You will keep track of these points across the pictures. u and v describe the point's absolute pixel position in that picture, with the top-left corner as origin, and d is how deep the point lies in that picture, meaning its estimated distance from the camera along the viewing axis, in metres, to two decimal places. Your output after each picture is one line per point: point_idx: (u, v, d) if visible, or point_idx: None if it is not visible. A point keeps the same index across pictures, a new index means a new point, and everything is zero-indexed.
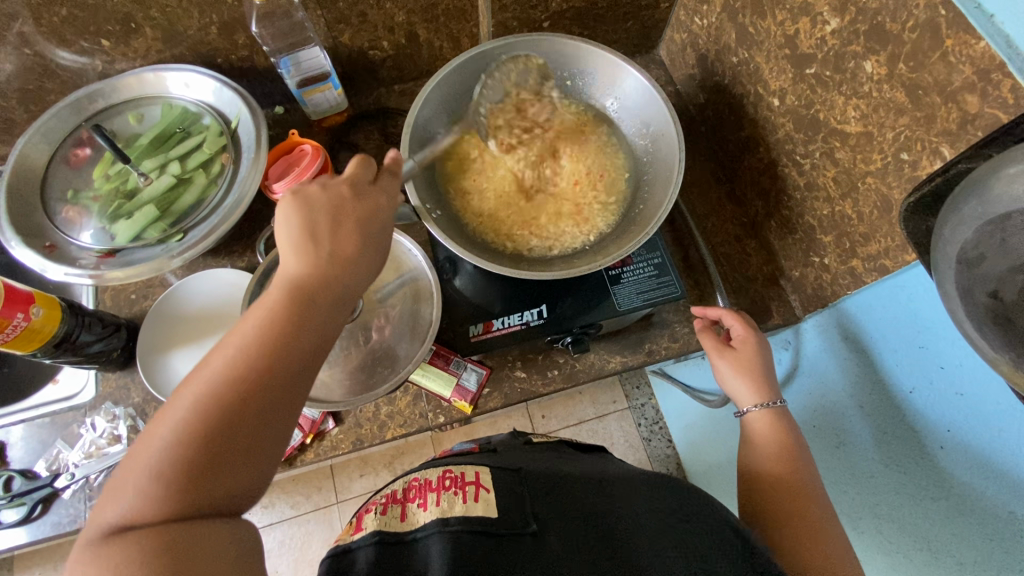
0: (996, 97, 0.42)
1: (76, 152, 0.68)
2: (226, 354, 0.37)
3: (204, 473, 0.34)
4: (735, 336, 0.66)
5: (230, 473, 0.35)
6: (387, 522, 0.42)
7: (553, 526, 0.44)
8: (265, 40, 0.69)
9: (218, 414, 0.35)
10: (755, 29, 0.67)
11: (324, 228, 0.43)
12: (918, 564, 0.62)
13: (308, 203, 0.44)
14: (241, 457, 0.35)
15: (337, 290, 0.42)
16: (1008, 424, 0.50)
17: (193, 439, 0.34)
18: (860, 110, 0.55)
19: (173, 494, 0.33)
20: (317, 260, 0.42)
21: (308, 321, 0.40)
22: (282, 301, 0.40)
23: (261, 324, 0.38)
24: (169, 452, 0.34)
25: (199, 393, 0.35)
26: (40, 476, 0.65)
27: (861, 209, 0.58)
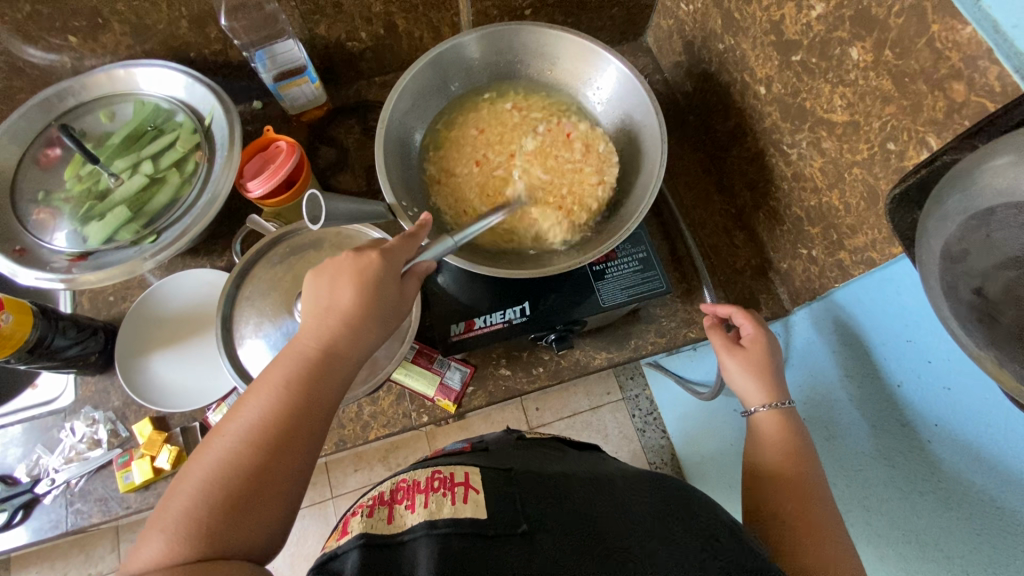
0: (983, 85, 0.40)
1: (46, 153, 0.66)
2: (251, 415, 0.40)
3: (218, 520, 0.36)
4: (745, 335, 0.65)
5: (243, 519, 0.37)
6: (374, 524, 0.41)
7: (545, 527, 0.43)
8: (237, 34, 0.67)
9: (239, 471, 0.38)
10: (740, 15, 0.65)
11: (325, 284, 0.45)
12: (905, 555, 0.61)
13: (318, 271, 0.46)
14: (255, 511, 0.37)
15: (346, 350, 0.44)
16: (997, 419, 0.49)
17: (212, 488, 0.37)
18: (846, 98, 0.53)
19: (191, 539, 0.35)
20: (323, 322, 0.43)
21: (319, 381, 0.42)
22: (298, 361, 0.42)
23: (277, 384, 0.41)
24: (190, 507, 0.36)
25: (221, 450, 0.38)
26: (20, 482, 0.65)
27: (848, 200, 0.57)
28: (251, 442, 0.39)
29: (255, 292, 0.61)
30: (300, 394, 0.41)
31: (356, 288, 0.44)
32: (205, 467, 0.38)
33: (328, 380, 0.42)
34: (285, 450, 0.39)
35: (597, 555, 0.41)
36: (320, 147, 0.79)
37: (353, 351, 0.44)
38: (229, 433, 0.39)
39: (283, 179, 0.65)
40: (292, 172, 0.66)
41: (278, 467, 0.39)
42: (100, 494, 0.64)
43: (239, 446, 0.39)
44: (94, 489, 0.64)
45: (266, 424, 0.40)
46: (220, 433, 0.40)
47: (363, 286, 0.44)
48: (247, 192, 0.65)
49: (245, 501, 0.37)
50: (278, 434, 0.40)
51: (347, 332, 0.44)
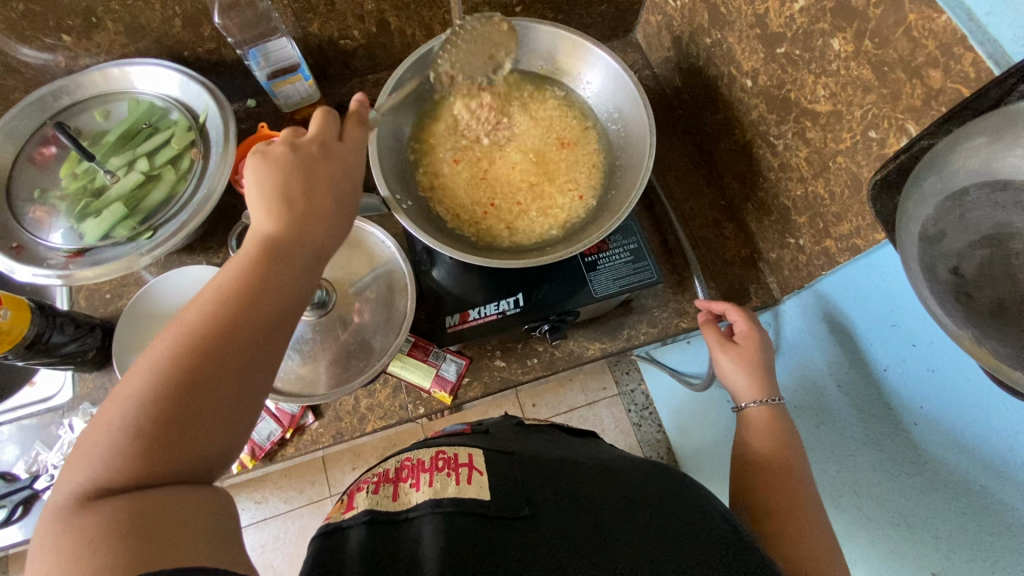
0: (959, 72, 0.41)
1: (41, 151, 0.67)
2: (205, 308, 0.37)
3: (174, 422, 0.33)
4: (739, 332, 0.66)
5: (203, 420, 0.34)
6: (379, 501, 0.42)
7: (546, 510, 0.44)
8: (231, 32, 0.68)
9: (194, 366, 0.35)
10: (726, 10, 0.67)
11: (287, 182, 0.42)
12: (895, 538, 0.62)
13: (273, 164, 0.43)
14: (213, 419, 0.35)
15: (310, 244, 0.42)
16: (980, 401, 0.51)
17: (163, 389, 0.34)
18: (829, 89, 0.55)
19: (147, 447, 0.32)
20: (287, 219, 0.41)
21: (282, 274, 0.39)
22: (248, 263, 0.39)
23: (235, 277, 0.38)
24: (142, 410, 0.33)
25: (167, 354, 0.35)
26: (20, 478, 0.66)
27: (833, 189, 0.58)
28: (202, 345, 0.35)
29: None
30: (255, 296, 0.38)
31: (322, 186, 0.43)
32: (150, 373, 0.34)
33: (287, 281, 0.39)
34: (241, 352, 0.36)
35: (601, 539, 0.42)
36: None
37: (311, 251, 0.42)
38: (173, 336, 0.36)
39: None
40: None
41: (234, 371, 0.36)
42: None
43: (189, 349, 0.35)
44: None
45: (217, 325, 0.36)
46: (164, 336, 0.36)
47: (326, 190, 0.43)
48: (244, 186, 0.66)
49: (201, 402, 0.34)
50: (232, 337, 0.36)
51: (311, 227, 0.42)
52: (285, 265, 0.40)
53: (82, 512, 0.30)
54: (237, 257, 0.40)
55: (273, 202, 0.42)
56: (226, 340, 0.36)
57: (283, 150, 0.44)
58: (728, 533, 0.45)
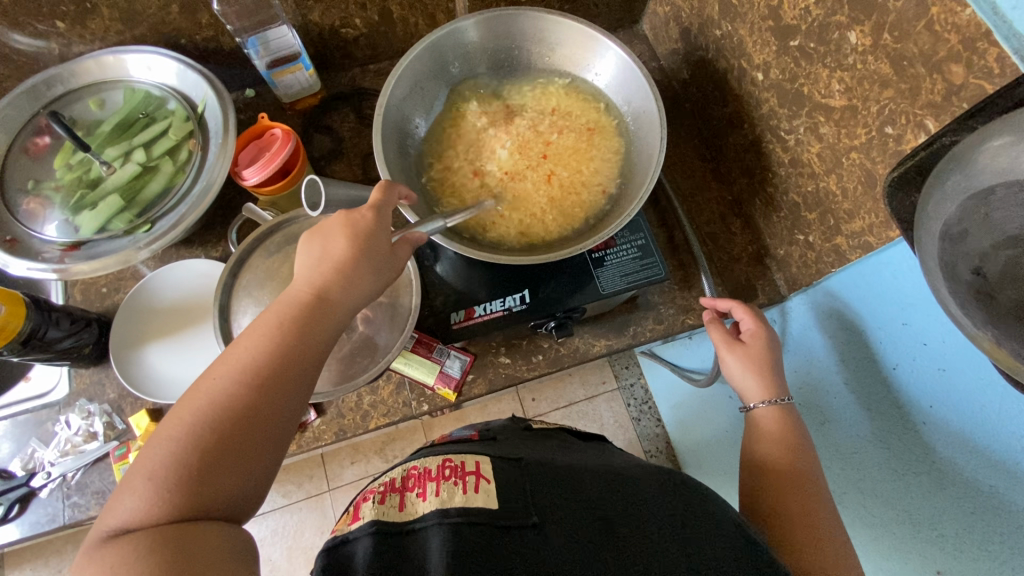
0: (982, 67, 0.41)
1: (35, 141, 0.65)
2: (239, 359, 0.39)
3: (204, 470, 0.36)
4: (746, 330, 0.65)
5: (231, 467, 0.36)
6: (386, 512, 0.41)
7: (555, 518, 0.43)
8: (229, 19, 0.66)
9: (227, 416, 0.37)
10: (738, 1, 0.65)
11: (318, 240, 0.45)
12: (900, 536, 0.62)
13: (313, 234, 0.46)
14: (243, 463, 0.37)
15: (341, 294, 0.44)
16: (991, 400, 0.50)
17: (196, 436, 0.36)
18: (844, 83, 0.54)
19: (176, 491, 0.34)
20: (316, 272, 0.44)
21: (309, 328, 0.42)
22: (285, 314, 0.42)
23: (267, 330, 0.41)
24: (174, 456, 0.35)
25: (206, 399, 0.38)
26: (15, 476, 0.64)
27: (845, 185, 0.57)
28: (239, 390, 0.38)
29: (252, 281, 0.61)
30: (288, 346, 0.41)
31: (350, 238, 0.45)
32: (188, 418, 0.37)
33: (316, 332, 0.42)
34: (272, 401, 0.39)
35: (612, 551, 0.41)
36: (315, 136, 0.78)
37: (347, 303, 0.44)
38: (212, 383, 0.38)
39: (279, 168, 0.64)
40: (288, 160, 0.65)
41: (264, 420, 0.38)
42: (97, 487, 0.63)
43: (227, 394, 0.38)
44: (91, 482, 0.64)
45: (253, 373, 0.39)
46: (204, 382, 0.39)
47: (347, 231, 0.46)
48: (243, 179, 0.64)
49: (230, 451, 0.37)
50: (265, 385, 0.39)
51: (341, 277, 0.44)
52: (313, 318, 0.42)
53: (116, 548, 0.32)
54: (270, 309, 0.42)
55: (310, 254, 0.45)
56: (259, 387, 0.39)
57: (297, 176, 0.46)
58: (743, 541, 0.44)
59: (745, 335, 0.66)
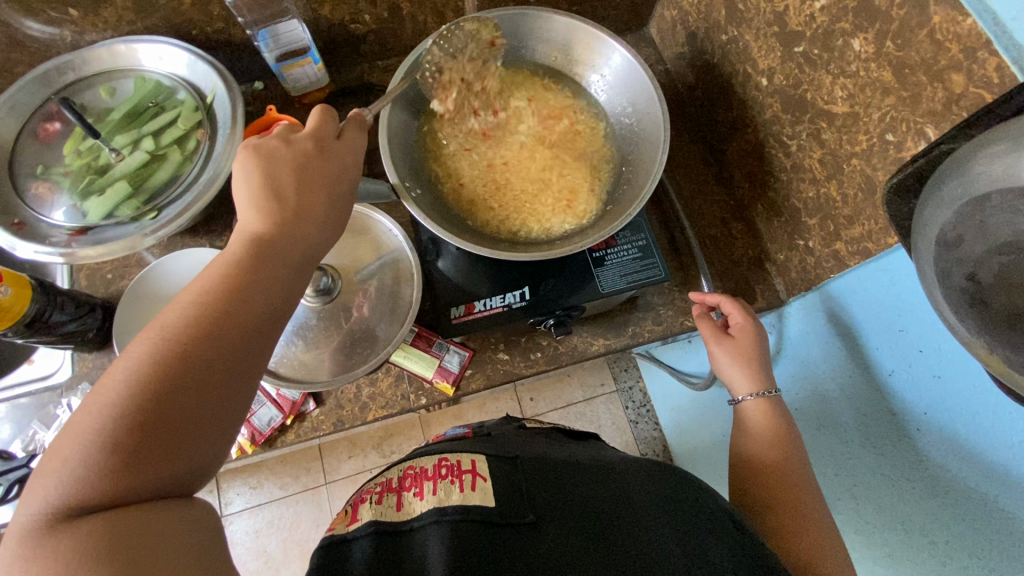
0: (981, 77, 0.41)
1: (45, 127, 0.66)
2: (184, 314, 0.36)
3: (151, 436, 0.32)
4: (734, 324, 0.65)
5: (184, 432, 0.33)
6: (383, 512, 0.41)
7: (552, 513, 0.43)
8: (240, 11, 0.66)
9: (174, 375, 0.34)
10: (744, 6, 0.66)
11: (281, 176, 0.43)
12: (892, 542, 0.62)
13: (272, 166, 0.43)
14: (195, 427, 0.34)
15: (301, 248, 0.42)
16: (981, 406, 0.50)
17: (138, 400, 0.33)
18: (847, 90, 0.54)
19: (121, 463, 0.31)
20: (275, 220, 0.41)
21: (267, 282, 0.39)
22: (227, 267, 0.38)
23: (218, 284, 0.37)
24: (113, 424, 0.32)
25: (144, 359, 0.34)
26: (16, 457, 0.65)
27: (846, 191, 0.58)
28: (180, 349, 0.35)
29: None
30: (237, 298, 0.38)
31: (319, 188, 0.44)
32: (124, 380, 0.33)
33: (274, 288, 0.40)
34: (221, 358, 0.36)
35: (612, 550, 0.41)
36: None
37: (297, 253, 0.42)
38: (148, 341, 0.35)
39: None
40: None
41: (218, 379, 0.35)
42: None
43: (168, 352, 0.34)
44: None
45: (200, 329, 0.36)
46: (137, 341, 0.35)
47: (299, 174, 0.43)
48: None
49: (180, 414, 0.33)
50: (212, 341, 0.36)
51: (302, 230, 0.42)
52: (271, 272, 0.40)
53: (53, 533, 0.29)
54: (219, 260, 0.39)
55: (255, 198, 0.42)
56: (206, 345, 0.35)
57: (275, 139, 0.44)
58: (739, 540, 0.44)
59: (734, 329, 0.66)
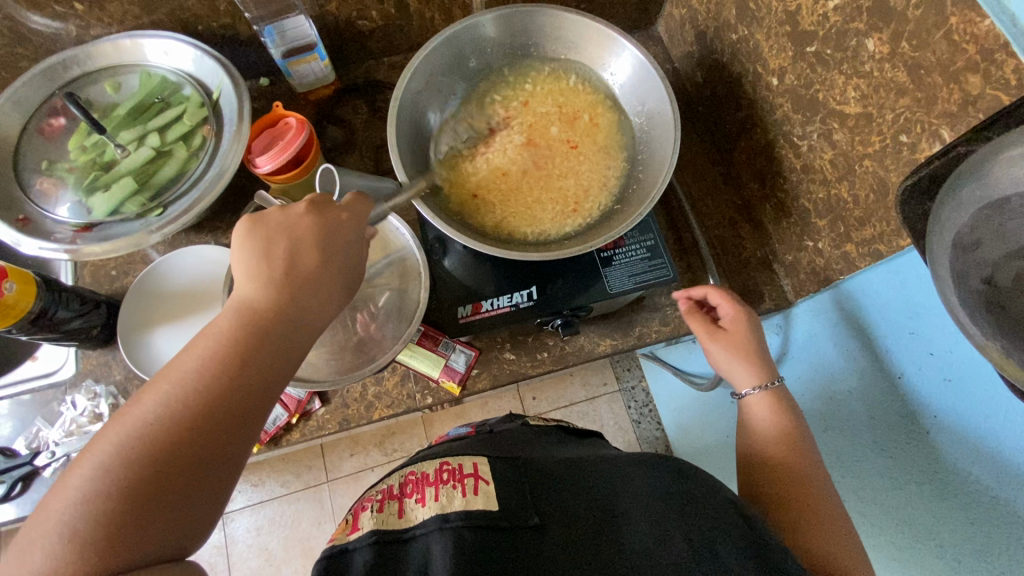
0: (999, 78, 0.41)
1: (50, 122, 0.65)
2: (170, 389, 0.36)
3: (126, 516, 0.33)
4: (724, 317, 0.64)
5: (159, 512, 0.33)
6: (385, 520, 0.41)
7: (556, 517, 0.43)
8: (247, 7, 0.65)
9: (156, 452, 0.34)
10: (755, 5, 0.65)
11: (279, 245, 0.42)
12: (899, 545, 0.62)
13: (269, 230, 0.43)
14: (174, 506, 0.34)
15: (299, 312, 0.41)
16: (993, 409, 0.50)
17: (116, 479, 0.33)
18: (860, 90, 0.54)
19: (94, 545, 0.31)
20: (269, 285, 0.41)
21: (258, 351, 0.39)
22: (219, 336, 0.39)
23: (207, 355, 0.38)
24: (90, 504, 0.32)
25: (127, 436, 0.34)
26: (20, 454, 0.64)
27: (858, 192, 0.57)
28: (164, 424, 0.35)
29: None
30: (224, 370, 0.37)
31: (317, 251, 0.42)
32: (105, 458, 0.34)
33: (266, 356, 0.39)
34: (205, 432, 0.36)
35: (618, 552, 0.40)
36: (328, 127, 0.78)
37: (291, 318, 0.41)
38: (136, 414, 0.35)
39: (291, 157, 0.64)
40: (301, 150, 0.65)
41: (200, 455, 0.35)
42: None
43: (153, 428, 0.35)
44: None
45: (183, 407, 0.36)
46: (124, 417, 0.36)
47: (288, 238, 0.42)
48: (255, 167, 0.64)
49: (157, 494, 0.34)
50: (195, 416, 0.36)
51: (299, 294, 0.41)
52: (263, 340, 0.39)
53: None
54: (214, 329, 0.39)
55: (246, 266, 0.42)
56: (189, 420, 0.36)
57: None
58: (745, 527, 0.43)
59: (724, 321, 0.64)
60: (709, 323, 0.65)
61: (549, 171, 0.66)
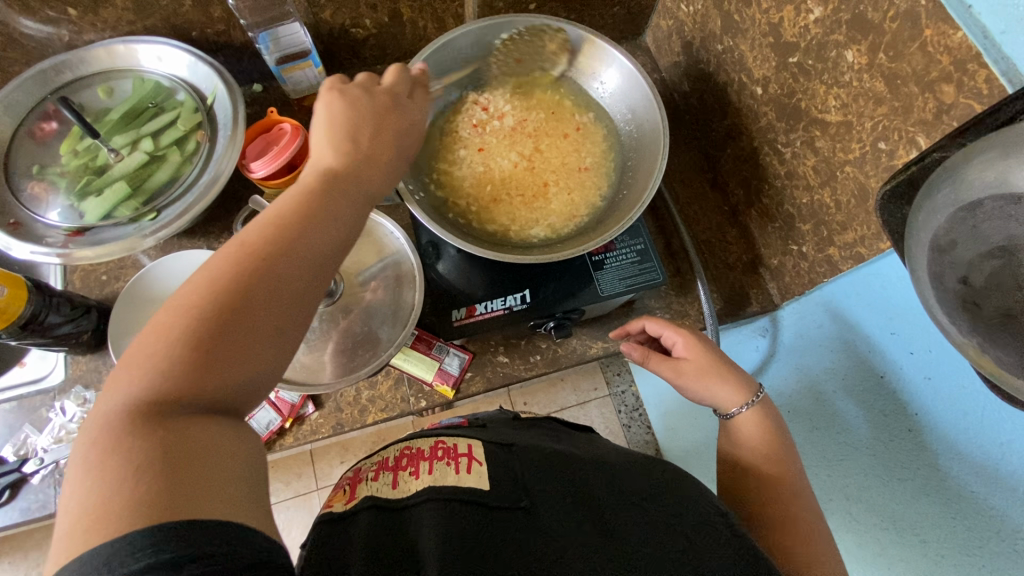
0: (971, 88, 0.43)
1: (42, 126, 0.65)
2: (263, 228, 0.37)
3: (221, 340, 0.34)
4: (678, 346, 0.62)
5: (248, 342, 0.34)
6: (379, 489, 0.42)
7: (544, 500, 0.44)
8: (243, 14, 0.67)
9: (249, 283, 0.35)
10: (739, 17, 0.68)
11: (356, 123, 0.44)
12: (882, 541, 0.63)
13: (346, 101, 0.45)
14: (258, 340, 0.35)
15: (372, 185, 0.43)
16: (970, 406, 0.52)
17: (216, 301, 0.34)
18: (841, 99, 0.56)
19: (193, 364, 0.33)
20: (351, 157, 0.43)
21: (337, 209, 0.40)
22: (306, 192, 0.40)
23: (296, 202, 0.39)
24: (193, 321, 0.33)
25: (230, 264, 0.35)
26: (7, 461, 0.63)
27: (839, 198, 0.59)
28: (258, 258, 0.36)
29: None
30: (304, 234, 0.38)
31: (389, 140, 0.46)
32: (208, 280, 0.35)
33: (344, 212, 0.41)
34: (286, 290, 0.36)
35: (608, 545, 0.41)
36: None
37: (364, 192, 0.43)
38: (232, 250, 0.36)
39: (287, 162, 0.64)
40: (296, 154, 0.65)
41: (287, 294, 0.36)
42: None
43: (247, 263, 0.36)
44: None
45: (273, 244, 0.37)
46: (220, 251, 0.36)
47: (388, 142, 0.46)
48: (249, 172, 0.64)
49: (249, 324, 0.35)
50: (287, 256, 0.37)
51: (374, 172, 0.44)
52: (342, 197, 0.41)
53: (134, 419, 0.31)
54: (297, 185, 0.41)
55: (336, 132, 0.44)
56: (269, 274, 0.36)
57: (362, 94, 0.46)
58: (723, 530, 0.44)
59: (679, 349, 0.62)
60: (669, 363, 0.61)
61: (553, 170, 0.68)
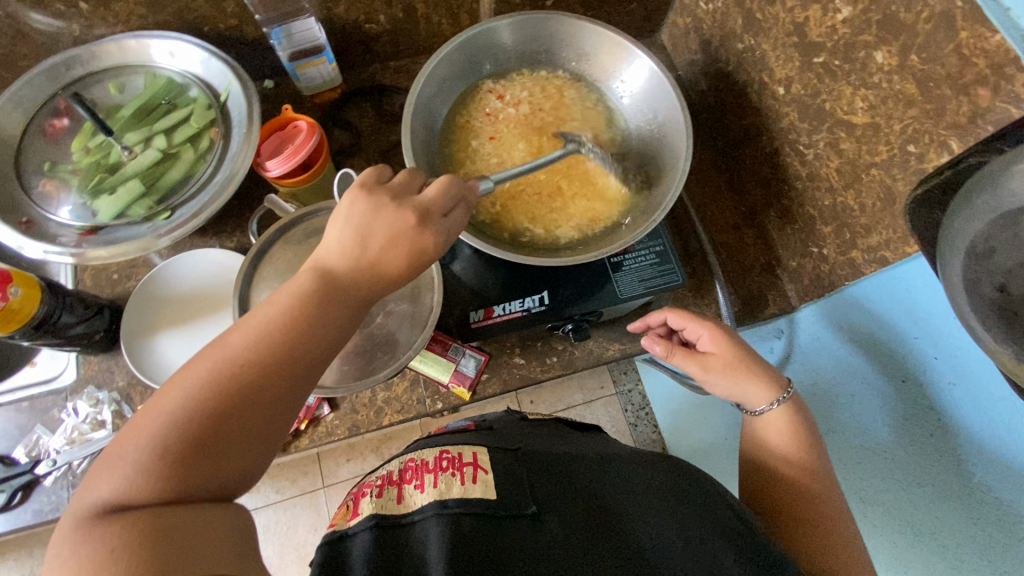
0: (1009, 91, 0.42)
1: (53, 123, 0.64)
2: (247, 335, 0.37)
3: (195, 450, 0.33)
4: (703, 340, 0.61)
5: (223, 452, 0.34)
6: (384, 505, 0.40)
7: (552, 505, 0.43)
8: (257, 10, 0.65)
9: (230, 389, 0.35)
10: (762, 15, 0.67)
11: (372, 224, 0.42)
12: (900, 543, 0.63)
13: (366, 194, 0.43)
14: (234, 448, 0.34)
15: (371, 289, 0.42)
16: (995, 410, 0.51)
17: (195, 408, 0.34)
18: (868, 101, 0.55)
19: (168, 470, 0.32)
20: (353, 258, 0.41)
21: (329, 311, 0.39)
22: (297, 295, 0.39)
23: (287, 306, 0.39)
24: (171, 426, 0.33)
25: (213, 370, 0.35)
26: (19, 463, 0.62)
27: (864, 201, 0.58)
28: (241, 365, 0.36)
29: (273, 273, 0.60)
30: (297, 329, 0.38)
31: (405, 251, 0.42)
32: (189, 386, 0.34)
33: (334, 316, 0.40)
34: (273, 386, 0.36)
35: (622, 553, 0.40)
36: (334, 130, 0.78)
37: (363, 293, 0.42)
38: (215, 357, 0.36)
39: (302, 160, 0.63)
40: (312, 153, 0.64)
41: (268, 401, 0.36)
42: None
43: (230, 370, 0.35)
44: None
45: (258, 353, 0.36)
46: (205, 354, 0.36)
47: (402, 247, 0.42)
48: (265, 171, 0.62)
49: (227, 431, 0.34)
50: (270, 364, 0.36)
51: (378, 277, 0.42)
52: (335, 300, 0.40)
53: (101, 522, 0.30)
54: (291, 286, 0.40)
55: (348, 232, 0.42)
56: (254, 376, 0.36)
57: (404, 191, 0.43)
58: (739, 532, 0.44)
59: (704, 343, 0.61)
60: (696, 358, 0.60)
61: (574, 171, 0.67)
